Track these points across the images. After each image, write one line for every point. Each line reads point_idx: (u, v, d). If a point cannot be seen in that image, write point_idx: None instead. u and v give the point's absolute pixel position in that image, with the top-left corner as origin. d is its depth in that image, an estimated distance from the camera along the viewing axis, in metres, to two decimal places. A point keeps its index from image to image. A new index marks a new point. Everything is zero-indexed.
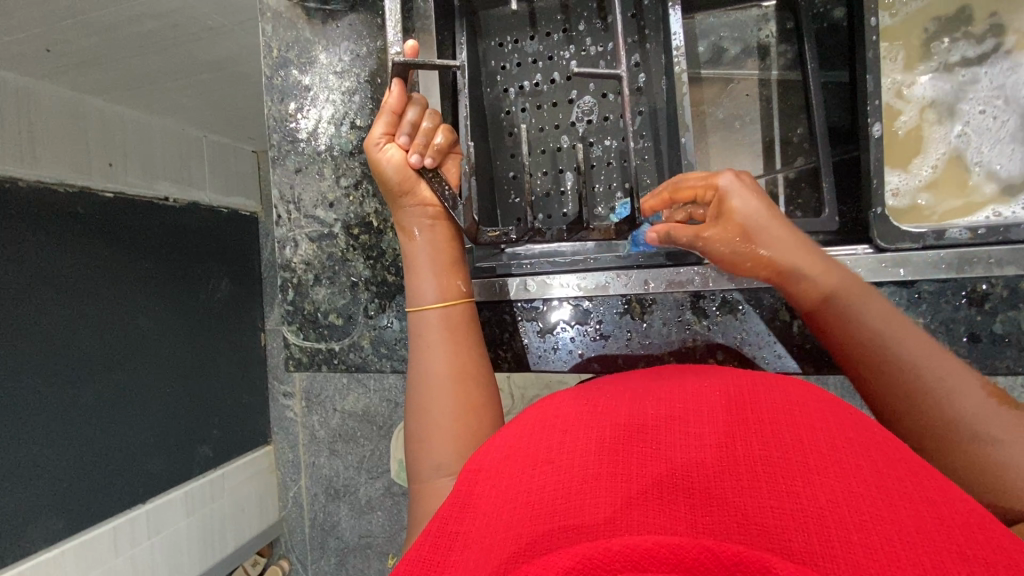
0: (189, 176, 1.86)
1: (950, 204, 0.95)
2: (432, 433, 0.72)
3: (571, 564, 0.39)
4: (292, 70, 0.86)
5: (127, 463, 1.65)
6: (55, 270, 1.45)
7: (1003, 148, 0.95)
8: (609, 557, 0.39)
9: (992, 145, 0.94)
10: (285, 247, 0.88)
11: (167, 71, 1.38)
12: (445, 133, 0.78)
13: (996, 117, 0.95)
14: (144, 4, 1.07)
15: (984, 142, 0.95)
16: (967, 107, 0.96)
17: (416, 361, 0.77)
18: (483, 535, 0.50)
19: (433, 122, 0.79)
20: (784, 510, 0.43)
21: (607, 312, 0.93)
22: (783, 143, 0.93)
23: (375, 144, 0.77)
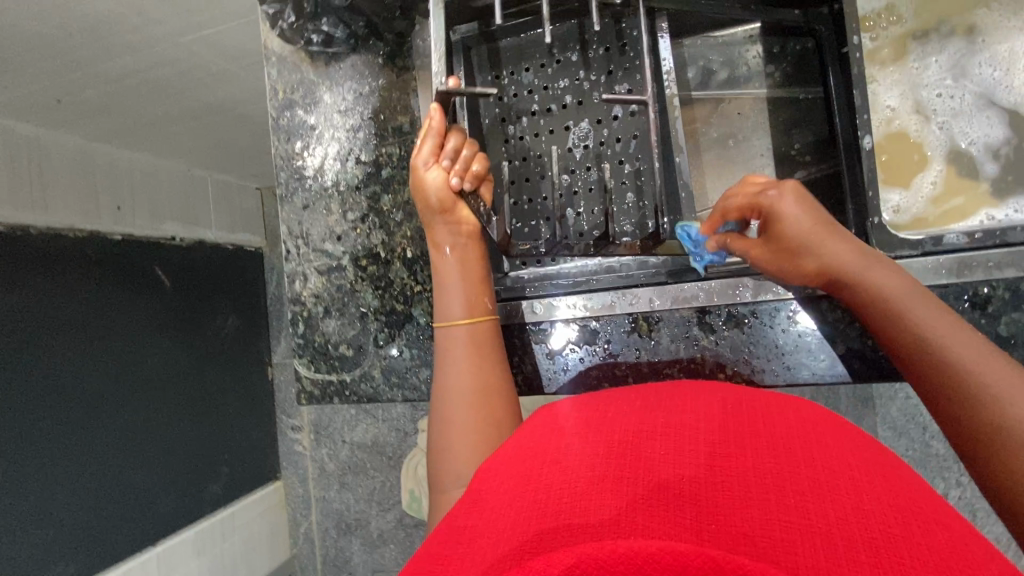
0: (195, 215, 1.89)
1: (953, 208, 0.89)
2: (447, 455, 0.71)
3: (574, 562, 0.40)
4: (297, 111, 0.89)
5: (138, 505, 1.64)
6: (66, 315, 1.47)
7: (979, 119, 0.89)
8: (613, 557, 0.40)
9: (971, 125, 0.89)
10: (294, 281, 0.90)
11: (174, 116, 1.42)
12: (485, 161, 0.79)
13: (955, 95, 0.90)
14: (152, 54, 1.11)
15: (964, 125, 0.90)
16: (928, 95, 0.91)
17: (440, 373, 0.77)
18: (487, 532, 0.51)
19: (473, 150, 0.78)
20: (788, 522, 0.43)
21: (615, 331, 0.93)
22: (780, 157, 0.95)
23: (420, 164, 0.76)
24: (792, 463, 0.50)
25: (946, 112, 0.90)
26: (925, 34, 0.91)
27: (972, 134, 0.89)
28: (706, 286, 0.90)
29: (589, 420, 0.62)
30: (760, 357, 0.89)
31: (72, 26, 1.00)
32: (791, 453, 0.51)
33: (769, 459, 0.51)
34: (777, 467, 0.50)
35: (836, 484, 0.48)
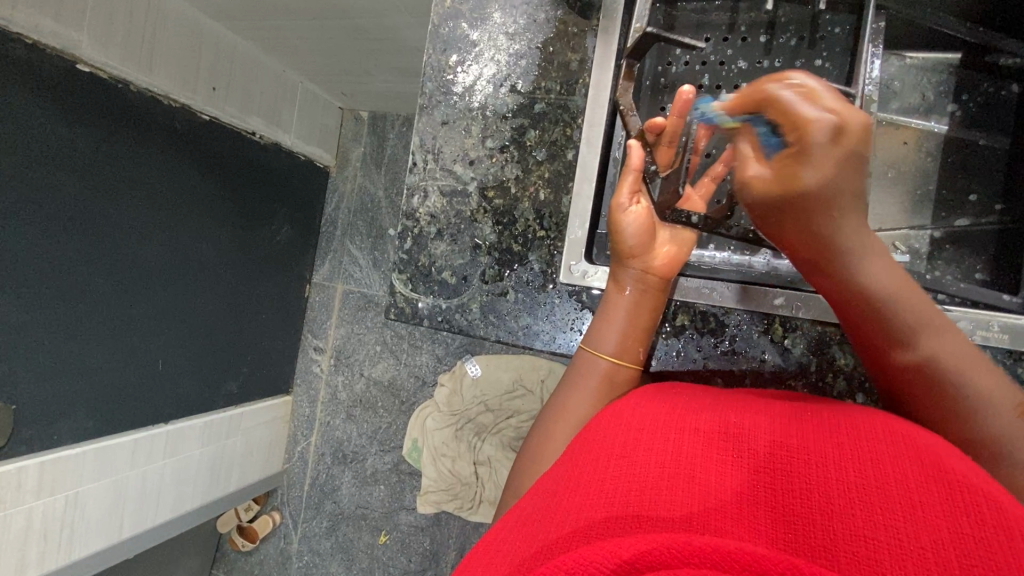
0: (279, 117, 1.87)
1: None
2: (548, 451, 0.64)
3: (643, 551, 0.43)
4: (462, 23, 0.73)
5: (160, 381, 1.66)
6: (143, 177, 1.47)
7: None
8: (684, 555, 0.42)
9: None
10: (412, 196, 0.74)
11: (296, 10, 1.40)
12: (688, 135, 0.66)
13: None
14: None
15: None
16: None
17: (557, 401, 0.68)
18: (555, 512, 0.53)
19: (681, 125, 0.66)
20: (861, 535, 0.44)
21: (744, 327, 0.76)
22: (955, 199, 0.77)
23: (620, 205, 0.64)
24: (867, 471, 0.49)
25: None
26: None
27: None
28: None
29: (663, 412, 0.61)
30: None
31: None
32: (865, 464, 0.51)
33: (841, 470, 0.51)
34: (851, 477, 0.49)
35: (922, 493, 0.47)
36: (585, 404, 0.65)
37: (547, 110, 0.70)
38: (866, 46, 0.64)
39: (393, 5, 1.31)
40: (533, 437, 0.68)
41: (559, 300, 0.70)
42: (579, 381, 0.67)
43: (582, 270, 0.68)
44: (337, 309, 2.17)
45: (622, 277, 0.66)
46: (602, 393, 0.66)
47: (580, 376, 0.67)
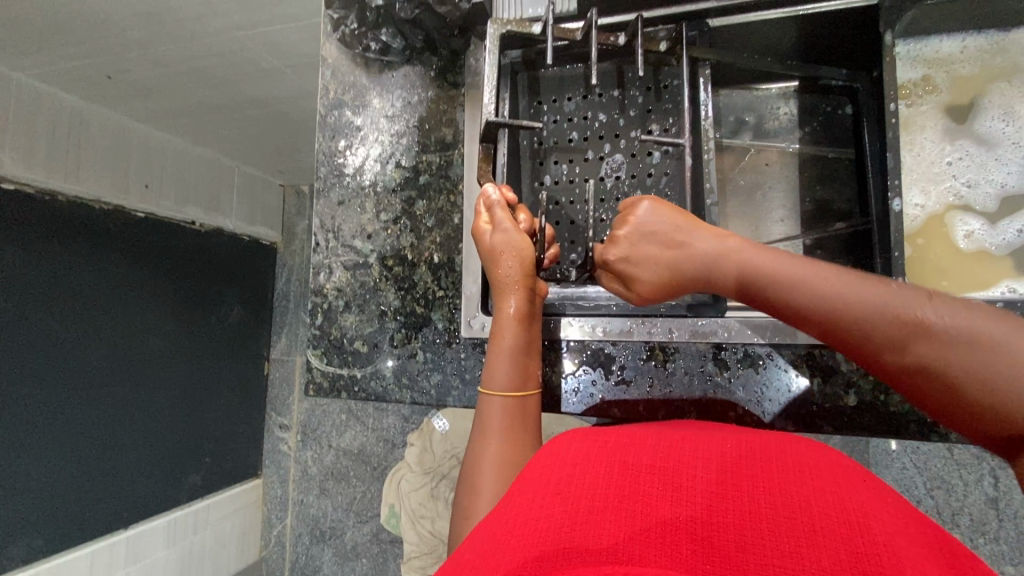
0: (218, 203, 1.91)
1: (993, 261, 0.68)
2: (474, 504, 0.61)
3: None
4: (345, 111, 0.79)
5: (118, 485, 1.62)
6: (79, 282, 1.48)
7: (997, 166, 0.69)
8: None
9: (997, 165, 0.69)
10: (318, 273, 0.78)
11: (216, 105, 1.46)
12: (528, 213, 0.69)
13: (985, 160, 0.69)
14: (206, 44, 1.15)
15: (988, 171, 0.69)
16: (944, 160, 0.70)
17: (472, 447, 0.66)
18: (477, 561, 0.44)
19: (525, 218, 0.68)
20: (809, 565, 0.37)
21: (630, 357, 0.80)
22: (824, 206, 0.84)
23: (502, 227, 0.65)
24: (803, 495, 0.45)
25: (983, 169, 0.69)
26: (989, 96, 0.70)
27: (995, 175, 0.69)
28: (727, 321, 0.76)
29: (601, 446, 0.55)
30: (782, 408, 0.77)
31: (137, 8, 1.04)
32: (807, 487, 0.46)
33: (782, 494, 0.45)
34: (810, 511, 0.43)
35: (855, 515, 0.42)
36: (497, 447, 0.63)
37: (431, 181, 0.76)
38: (692, 104, 0.72)
39: (307, 92, 1.37)
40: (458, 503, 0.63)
41: (466, 353, 0.73)
42: (487, 427, 0.65)
43: (481, 322, 0.71)
44: (298, 383, 2.16)
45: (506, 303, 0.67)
46: (510, 430, 0.65)
47: (484, 420, 0.66)
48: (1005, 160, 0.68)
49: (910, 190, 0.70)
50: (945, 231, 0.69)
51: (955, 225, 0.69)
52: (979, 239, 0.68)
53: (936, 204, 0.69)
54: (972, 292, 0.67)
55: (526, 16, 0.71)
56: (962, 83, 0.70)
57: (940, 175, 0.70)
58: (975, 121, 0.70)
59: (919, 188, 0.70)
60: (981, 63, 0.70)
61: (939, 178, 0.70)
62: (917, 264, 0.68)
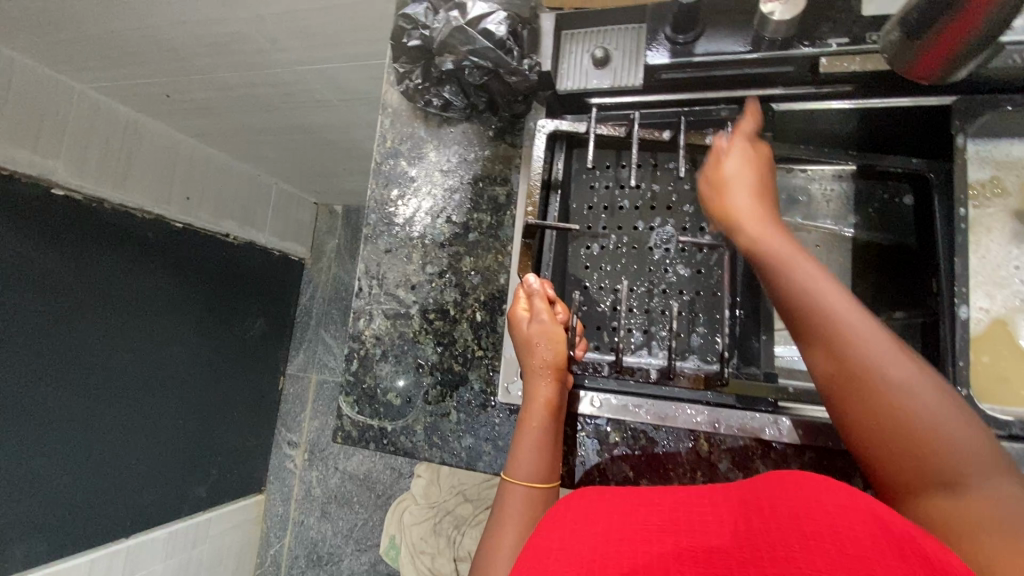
0: (253, 218, 1.95)
1: None
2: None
3: None
4: (401, 161, 0.80)
5: (125, 493, 1.61)
6: (112, 288, 1.50)
7: None
8: None
9: None
10: (358, 318, 0.78)
11: (265, 127, 1.50)
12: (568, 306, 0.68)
13: None
14: (265, 74, 1.19)
15: None
16: (1012, 263, 0.68)
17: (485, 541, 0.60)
18: None
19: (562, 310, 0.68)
20: None
21: (670, 444, 0.70)
22: (874, 294, 0.81)
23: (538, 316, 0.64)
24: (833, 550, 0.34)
25: None
26: None
27: None
28: (780, 417, 0.67)
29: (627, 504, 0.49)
30: None
31: (205, 38, 1.07)
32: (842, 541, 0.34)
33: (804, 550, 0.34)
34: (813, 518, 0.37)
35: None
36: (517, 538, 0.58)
37: (480, 239, 0.76)
38: None
39: (355, 123, 1.40)
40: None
41: (500, 419, 0.71)
42: (507, 517, 0.61)
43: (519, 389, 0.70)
44: (311, 401, 2.15)
45: (535, 392, 0.64)
46: (532, 522, 0.60)
47: (503, 511, 0.61)
48: None
49: (973, 292, 0.68)
50: (1011, 337, 0.66)
51: (1019, 327, 0.66)
52: None
53: (1002, 307, 0.67)
54: None
55: (588, 88, 0.71)
56: None
57: (1005, 280, 0.68)
58: None
59: (983, 291, 0.68)
60: None
61: (1005, 282, 0.67)
62: (979, 370, 0.65)
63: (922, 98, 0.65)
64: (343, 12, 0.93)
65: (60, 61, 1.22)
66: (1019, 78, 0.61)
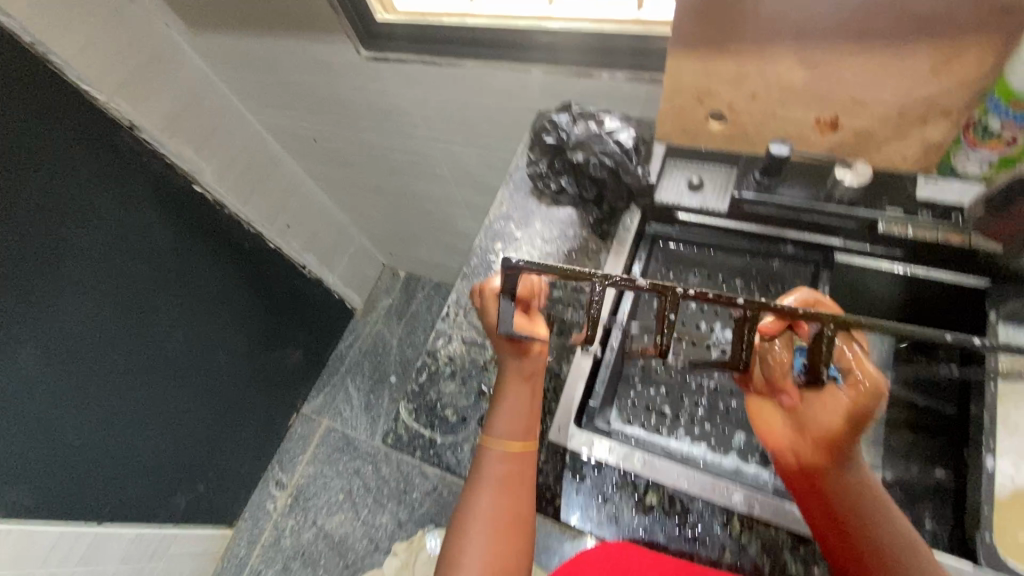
0: (330, 259, 2.14)
1: None
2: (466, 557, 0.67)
3: None
4: (510, 223, 0.96)
5: (120, 477, 1.60)
6: (200, 280, 1.64)
7: None
8: None
9: None
10: (437, 338, 0.88)
11: (379, 187, 1.74)
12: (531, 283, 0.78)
13: None
14: (404, 144, 1.44)
15: None
16: None
17: (469, 497, 0.71)
18: None
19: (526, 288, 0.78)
20: None
21: (703, 515, 0.69)
22: (907, 445, 0.85)
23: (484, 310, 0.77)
24: None
25: None
26: None
27: None
28: None
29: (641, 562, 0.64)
30: None
31: (373, 105, 1.34)
32: None
33: None
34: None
35: None
36: (494, 498, 0.69)
37: (563, 296, 0.88)
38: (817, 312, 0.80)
39: (455, 202, 1.62)
40: (451, 544, 0.69)
41: (547, 457, 0.76)
42: (486, 480, 0.71)
43: (568, 432, 0.77)
44: (314, 445, 2.15)
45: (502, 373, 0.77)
46: (506, 485, 0.70)
47: (483, 472, 0.72)
48: None
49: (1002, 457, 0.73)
50: None
51: None
52: None
53: None
54: None
55: (681, 204, 0.87)
56: None
57: None
58: None
59: None
60: None
61: None
62: (1003, 529, 0.68)
63: (964, 275, 0.78)
64: (490, 112, 1.18)
65: (252, 95, 1.52)
66: None
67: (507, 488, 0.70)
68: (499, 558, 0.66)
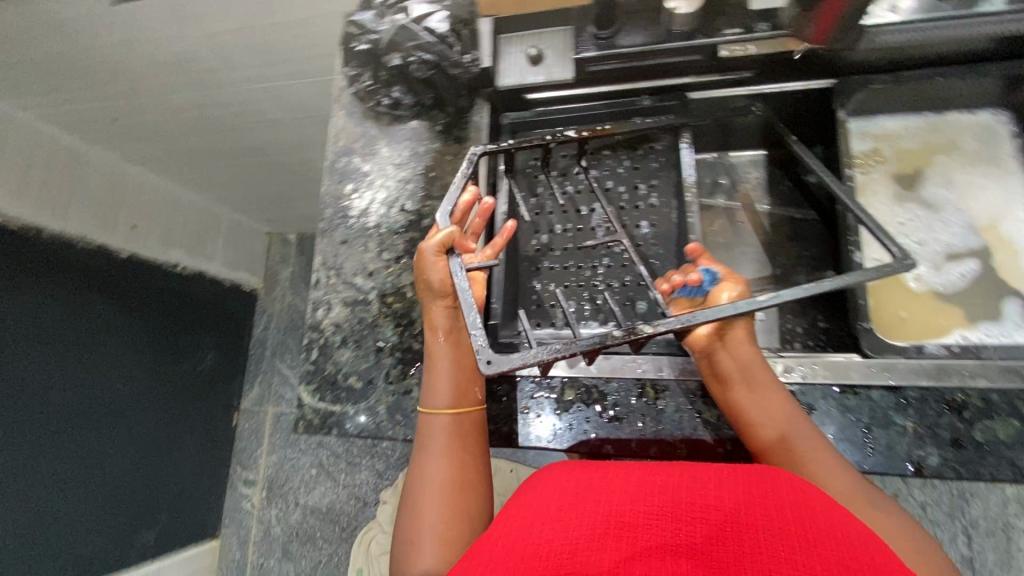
0: (204, 247, 1.92)
1: (947, 308, 0.73)
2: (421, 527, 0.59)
3: None
4: (354, 158, 0.84)
5: (64, 543, 1.47)
6: (47, 319, 1.41)
7: (941, 225, 0.76)
8: None
9: (942, 225, 0.76)
10: (316, 308, 0.80)
11: (218, 151, 1.51)
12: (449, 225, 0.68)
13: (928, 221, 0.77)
14: (215, 94, 1.21)
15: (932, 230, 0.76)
16: (897, 219, 0.77)
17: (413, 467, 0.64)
18: None
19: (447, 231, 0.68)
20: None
21: (619, 393, 0.70)
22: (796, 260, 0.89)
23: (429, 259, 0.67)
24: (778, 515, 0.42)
25: (923, 227, 0.76)
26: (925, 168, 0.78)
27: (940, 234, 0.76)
28: None
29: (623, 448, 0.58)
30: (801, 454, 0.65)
31: (156, 58, 1.10)
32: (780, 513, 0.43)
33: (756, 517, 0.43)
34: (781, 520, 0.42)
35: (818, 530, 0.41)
36: (443, 464, 0.62)
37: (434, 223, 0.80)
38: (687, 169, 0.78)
39: (307, 144, 1.43)
40: (402, 529, 0.61)
41: None
42: (430, 448, 0.64)
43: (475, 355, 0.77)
44: (268, 435, 2.06)
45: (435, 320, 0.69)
46: (453, 449, 0.64)
47: (427, 442, 0.65)
48: (947, 220, 0.76)
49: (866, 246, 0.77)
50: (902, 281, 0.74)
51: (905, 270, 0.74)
52: (933, 286, 0.74)
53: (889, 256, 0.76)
54: (933, 337, 0.72)
55: (526, 83, 0.79)
56: (907, 155, 0.79)
57: (893, 235, 0.77)
58: (919, 186, 0.78)
59: (873, 245, 0.77)
60: (921, 139, 0.79)
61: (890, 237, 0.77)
62: (876, 311, 0.73)
63: (810, 81, 0.76)
64: (293, 30, 0.99)
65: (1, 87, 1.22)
66: (875, 60, 0.73)
67: (458, 450, 0.64)
68: (454, 522, 0.59)
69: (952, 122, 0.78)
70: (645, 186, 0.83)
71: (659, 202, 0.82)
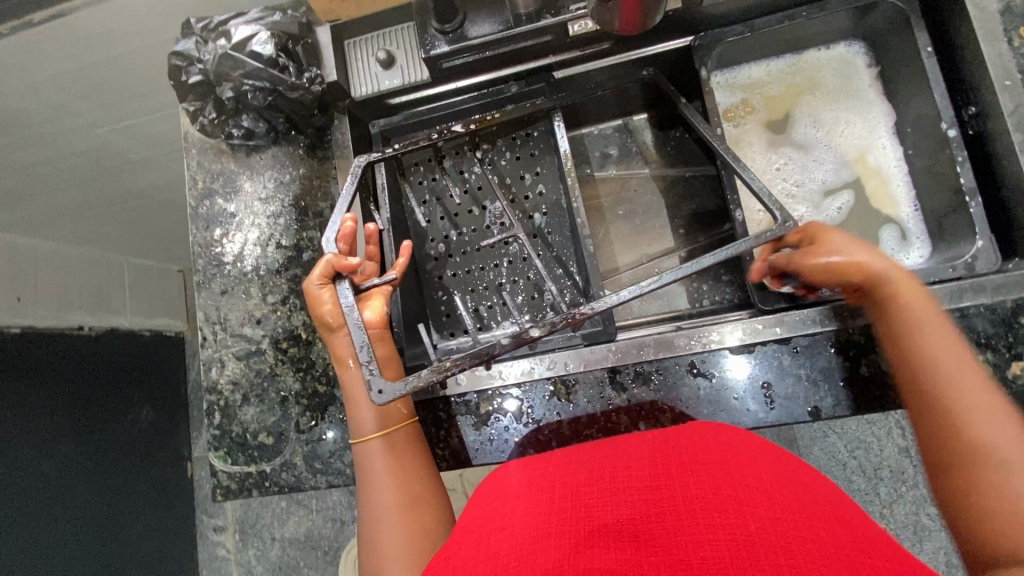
0: None
1: None
2: (383, 557, 0.55)
3: None
4: (216, 200, 0.78)
5: None
6: None
7: (813, 166, 0.78)
8: None
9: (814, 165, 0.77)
10: (209, 369, 0.74)
11: (89, 206, 1.32)
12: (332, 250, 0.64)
13: (801, 164, 0.78)
14: (62, 143, 1.08)
15: (807, 171, 0.78)
16: (772, 166, 0.78)
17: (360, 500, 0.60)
18: None
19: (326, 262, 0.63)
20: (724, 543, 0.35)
21: (533, 396, 0.70)
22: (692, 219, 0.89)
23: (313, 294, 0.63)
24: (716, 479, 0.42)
25: (796, 171, 0.78)
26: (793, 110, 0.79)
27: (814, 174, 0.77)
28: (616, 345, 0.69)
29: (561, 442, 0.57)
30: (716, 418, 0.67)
31: None
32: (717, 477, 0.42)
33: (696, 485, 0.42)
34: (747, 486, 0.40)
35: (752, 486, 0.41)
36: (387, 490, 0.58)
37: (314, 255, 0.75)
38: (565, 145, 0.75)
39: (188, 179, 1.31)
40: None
41: None
42: (372, 477, 0.60)
43: None
44: None
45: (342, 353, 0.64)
46: (398, 470, 0.60)
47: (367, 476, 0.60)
48: (818, 160, 0.78)
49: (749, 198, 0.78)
50: None
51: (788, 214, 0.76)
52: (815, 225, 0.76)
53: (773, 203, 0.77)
54: None
55: (381, 88, 0.75)
56: (775, 100, 0.79)
57: (772, 181, 0.78)
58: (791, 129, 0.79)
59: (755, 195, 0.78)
60: (785, 82, 0.80)
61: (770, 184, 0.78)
62: None
63: (671, 40, 0.76)
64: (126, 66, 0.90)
65: None
66: (728, 13, 0.72)
67: (400, 470, 0.60)
68: (415, 541, 0.55)
69: (812, 61, 0.79)
70: (531, 175, 0.80)
71: (546, 189, 0.79)
